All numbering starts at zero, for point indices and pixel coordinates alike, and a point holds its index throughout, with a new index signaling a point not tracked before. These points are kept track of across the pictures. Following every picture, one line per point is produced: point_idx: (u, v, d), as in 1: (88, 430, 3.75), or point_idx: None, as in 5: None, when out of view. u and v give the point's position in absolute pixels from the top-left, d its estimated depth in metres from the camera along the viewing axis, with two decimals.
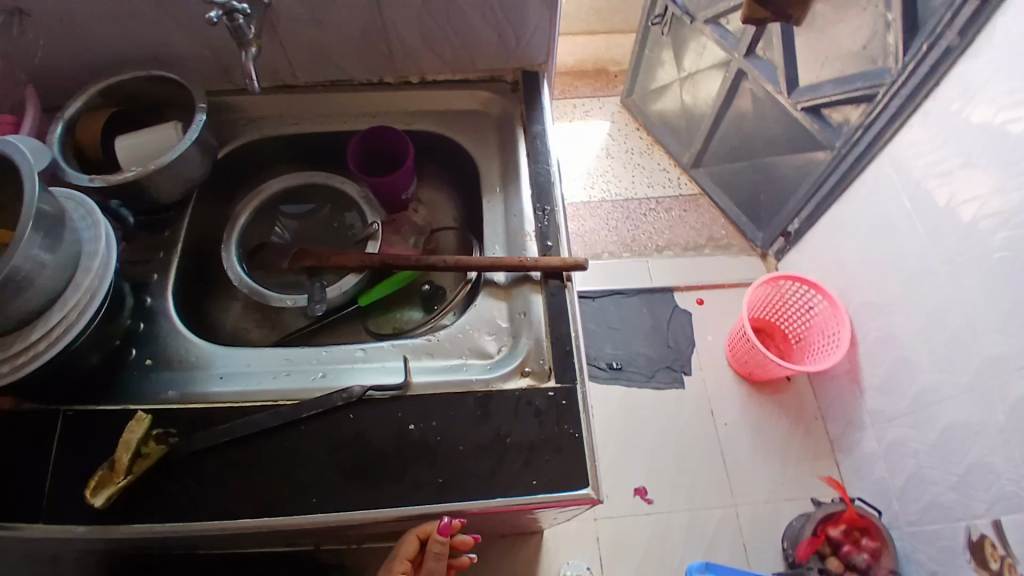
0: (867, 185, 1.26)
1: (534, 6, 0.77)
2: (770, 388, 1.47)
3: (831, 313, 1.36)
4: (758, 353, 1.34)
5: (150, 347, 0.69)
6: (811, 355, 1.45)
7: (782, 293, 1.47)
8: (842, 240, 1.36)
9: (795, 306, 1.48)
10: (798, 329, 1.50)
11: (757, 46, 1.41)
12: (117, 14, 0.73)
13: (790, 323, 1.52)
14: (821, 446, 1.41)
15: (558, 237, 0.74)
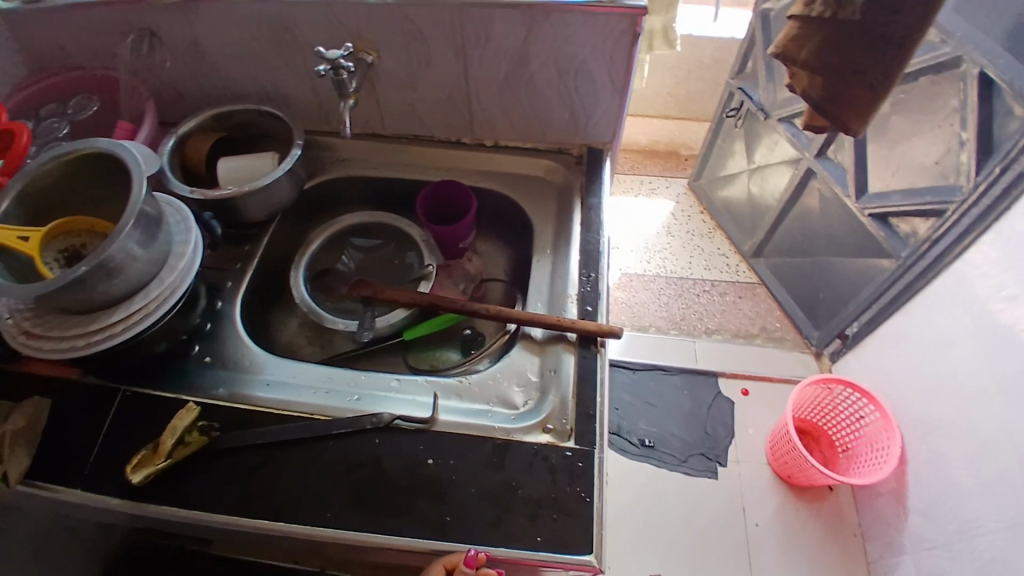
0: (929, 298, 1.23)
1: (605, 91, 0.84)
2: (809, 495, 1.40)
3: (883, 426, 1.30)
4: (802, 457, 1.29)
5: (211, 346, 0.76)
6: (858, 468, 1.37)
7: (833, 398, 1.42)
8: (900, 350, 1.31)
9: (846, 414, 1.42)
10: (846, 438, 1.43)
11: (827, 148, 1.43)
12: (245, 56, 0.85)
13: (839, 430, 1.45)
14: (858, 568, 1.32)
15: (599, 303, 0.77)
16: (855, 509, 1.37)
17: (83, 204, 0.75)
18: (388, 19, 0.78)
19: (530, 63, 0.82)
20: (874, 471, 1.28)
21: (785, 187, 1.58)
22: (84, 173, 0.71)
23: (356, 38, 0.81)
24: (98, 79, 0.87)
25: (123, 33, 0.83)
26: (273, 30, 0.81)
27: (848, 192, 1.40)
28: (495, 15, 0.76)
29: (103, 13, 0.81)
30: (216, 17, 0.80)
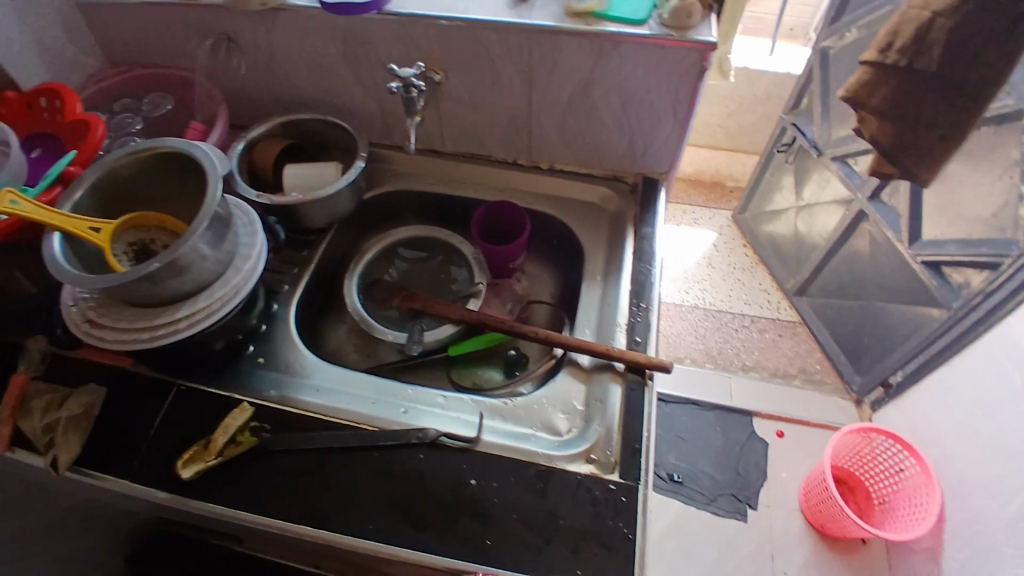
0: (980, 352, 1.19)
1: (667, 123, 0.84)
2: (843, 546, 1.35)
3: (925, 482, 1.25)
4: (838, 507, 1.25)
5: (265, 347, 0.78)
6: (894, 522, 1.32)
7: (873, 448, 1.38)
8: (949, 404, 1.27)
9: (885, 465, 1.37)
10: (884, 491, 1.39)
11: (882, 192, 1.41)
12: (317, 68, 0.87)
13: (876, 482, 1.41)
14: None
15: (649, 335, 0.77)
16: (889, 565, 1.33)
17: (151, 198, 0.77)
18: (460, 42, 0.80)
19: (594, 92, 0.83)
20: (913, 527, 1.24)
21: (835, 228, 1.56)
22: (161, 173, 0.74)
23: (427, 57, 0.83)
24: (174, 79, 0.90)
25: (203, 38, 0.86)
26: (347, 44, 0.83)
27: (900, 237, 1.37)
28: (565, 43, 0.77)
29: (187, 18, 0.84)
30: (293, 29, 0.82)
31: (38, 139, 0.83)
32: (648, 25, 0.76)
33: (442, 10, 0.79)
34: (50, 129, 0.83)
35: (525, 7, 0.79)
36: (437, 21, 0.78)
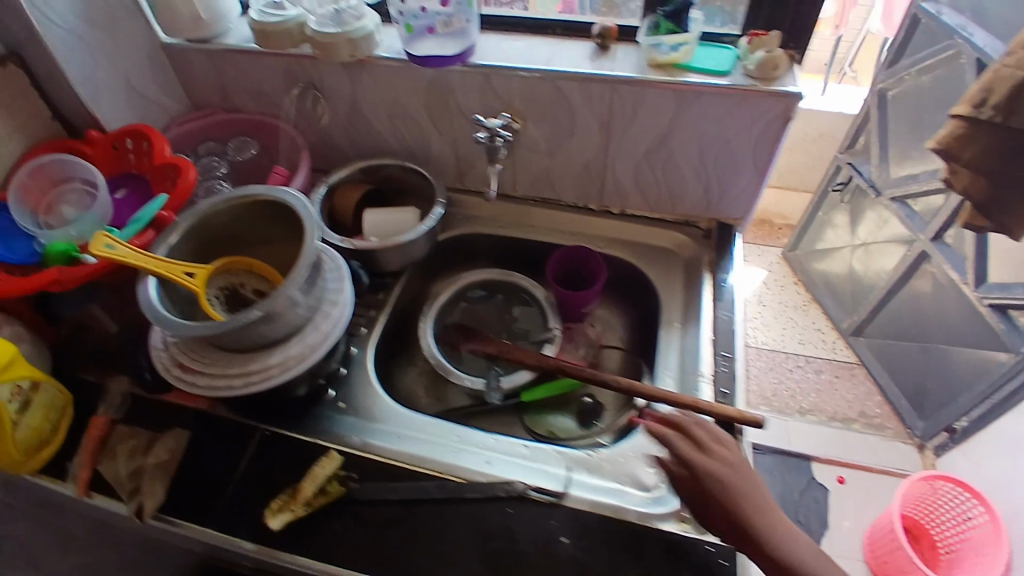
0: None
1: (746, 170, 0.84)
2: None
3: (994, 531, 1.19)
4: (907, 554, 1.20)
5: (344, 392, 0.78)
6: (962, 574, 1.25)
7: (936, 494, 1.31)
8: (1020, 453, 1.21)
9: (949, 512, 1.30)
10: (950, 539, 1.31)
11: (945, 233, 1.36)
12: (397, 115, 0.90)
13: (941, 529, 1.33)
14: None
15: (735, 386, 0.75)
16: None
17: (242, 240, 0.77)
18: (541, 92, 0.81)
19: (673, 140, 0.83)
20: None
21: (896, 267, 1.51)
22: (250, 218, 0.75)
23: (507, 106, 0.85)
24: (257, 123, 0.92)
25: (289, 85, 0.89)
26: (431, 93, 0.86)
27: (965, 279, 1.31)
28: (647, 93, 0.78)
29: (275, 66, 0.87)
30: (380, 79, 0.85)
31: (122, 179, 0.84)
32: (733, 76, 0.77)
33: (526, 62, 0.80)
34: (137, 171, 0.84)
35: (606, 59, 0.80)
36: (521, 72, 0.80)
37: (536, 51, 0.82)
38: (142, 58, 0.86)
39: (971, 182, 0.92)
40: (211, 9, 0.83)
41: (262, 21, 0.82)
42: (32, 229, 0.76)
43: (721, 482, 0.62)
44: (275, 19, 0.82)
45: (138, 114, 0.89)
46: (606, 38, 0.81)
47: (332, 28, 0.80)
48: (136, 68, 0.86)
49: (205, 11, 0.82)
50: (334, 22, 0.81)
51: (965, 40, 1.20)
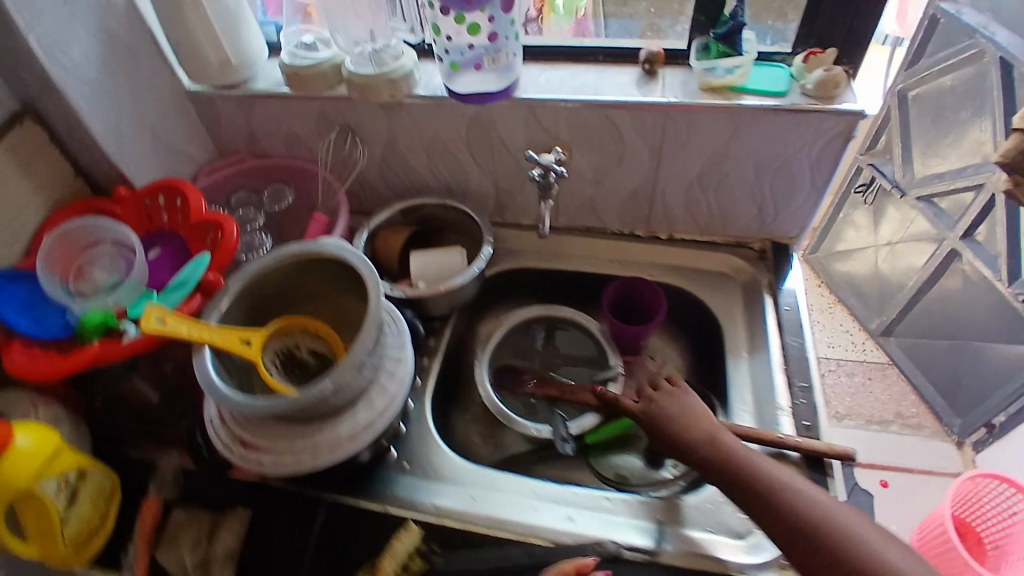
0: None
1: (803, 190, 0.81)
2: None
3: None
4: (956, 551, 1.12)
5: (408, 450, 0.75)
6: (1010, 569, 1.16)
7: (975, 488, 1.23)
8: None
9: (991, 507, 1.22)
10: (996, 535, 1.22)
11: (976, 230, 1.33)
12: (435, 152, 0.86)
13: (985, 526, 1.24)
14: None
15: (817, 418, 0.73)
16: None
17: (291, 299, 0.73)
18: (590, 123, 0.79)
19: (727, 164, 0.80)
20: None
21: (925, 266, 1.48)
22: (300, 276, 0.71)
23: (553, 138, 0.81)
24: (292, 168, 0.89)
25: (325, 129, 0.86)
26: (472, 129, 0.82)
27: (999, 276, 1.28)
28: (703, 118, 0.75)
29: (310, 110, 0.84)
30: (420, 117, 0.82)
31: (154, 239, 0.80)
32: (791, 95, 0.74)
33: (573, 93, 0.78)
34: (170, 230, 0.80)
35: (654, 84, 0.78)
36: (569, 103, 0.77)
37: (582, 81, 0.79)
38: (169, 108, 0.82)
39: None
40: (240, 53, 0.78)
41: (295, 65, 0.79)
42: (64, 300, 0.70)
43: (722, 450, 0.64)
44: (308, 62, 0.79)
45: (164, 166, 0.84)
46: (654, 63, 0.79)
47: (370, 69, 0.78)
48: (163, 119, 0.82)
49: (235, 57, 0.78)
50: (372, 61, 0.78)
51: (987, 39, 1.19)
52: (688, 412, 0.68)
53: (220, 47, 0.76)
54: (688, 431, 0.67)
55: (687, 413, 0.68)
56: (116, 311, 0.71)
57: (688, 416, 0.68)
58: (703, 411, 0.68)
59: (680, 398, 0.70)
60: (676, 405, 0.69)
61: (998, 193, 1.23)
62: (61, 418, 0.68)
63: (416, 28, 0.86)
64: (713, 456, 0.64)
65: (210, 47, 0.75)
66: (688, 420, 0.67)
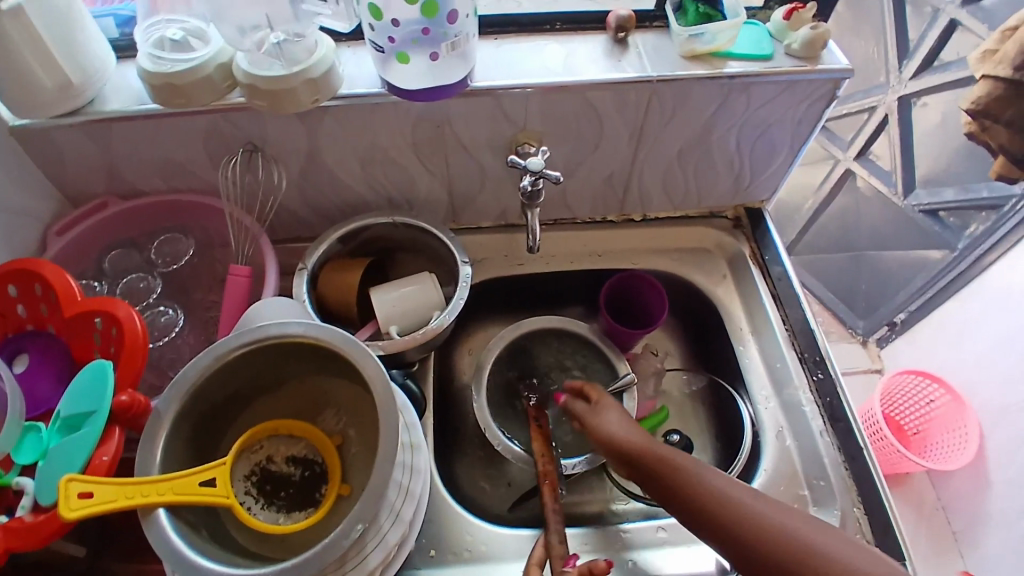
0: (986, 288, 1.28)
1: (782, 154, 0.77)
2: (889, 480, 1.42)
3: (954, 407, 1.31)
4: (895, 451, 1.30)
5: (429, 534, 0.63)
6: (932, 451, 1.37)
7: (893, 388, 1.40)
8: (961, 337, 1.35)
9: (908, 401, 1.40)
10: (914, 422, 1.41)
11: (870, 149, 1.40)
12: (371, 160, 0.69)
13: (903, 416, 1.43)
14: (943, 540, 1.35)
15: (838, 393, 0.71)
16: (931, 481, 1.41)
17: (244, 396, 0.55)
18: (564, 106, 0.66)
19: (712, 137, 0.73)
20: (954, 458, 1.30)
21: (823, 182, 1.51)
22: (251, 365, 0.53)
23: (520, 130, 0.68)
24: (189, 206, 0.68)
25: (224, 153, 0.66)
26: (421, 131, 0.66)
27: (896, 190, 1.39)
28: (691, 90, 0.66)
29: (196, 128, 0.63)
30: (352, 123, 0.64)
31: (13, 344, 0.58)
32: (777, 58, 0.67)
33: (539, 75, 0.64)
34: (33, 326, 0.58)
35: (628, 54, 0.67)
36: (534, 88, 0.63)
37: (548, 57, 0.67)
38: None
39: (1004, 137, 0.87)
40: (82, 68, 0.57)
41: (162, 72, 0.57)
42: None
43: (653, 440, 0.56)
44: (183, 66, 0.57)
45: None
46: (626, 30, 0.68)
47: (279, 69, 0.58)
48: None
49: (75, 73, 0.57)
50: (280, 59, 0.58)
51: None
52: (610, 430, 0.59)
53: (53, 64, 0.55)
54: (615, 452, 0.57)
55: (611, 431, 0.59)
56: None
57: (610, 434, 0.58)
58: (625, 424, 0.59)
59: (595, 421, 0.60)
60: (594, 428, 0.60)
61: (892, 113, 1.30)
62: None
63: (349, 11, 0.63)
64: (658, 488, 0.52)
65: (42, 68, 0.55)
66: (616, 434, 0.58)
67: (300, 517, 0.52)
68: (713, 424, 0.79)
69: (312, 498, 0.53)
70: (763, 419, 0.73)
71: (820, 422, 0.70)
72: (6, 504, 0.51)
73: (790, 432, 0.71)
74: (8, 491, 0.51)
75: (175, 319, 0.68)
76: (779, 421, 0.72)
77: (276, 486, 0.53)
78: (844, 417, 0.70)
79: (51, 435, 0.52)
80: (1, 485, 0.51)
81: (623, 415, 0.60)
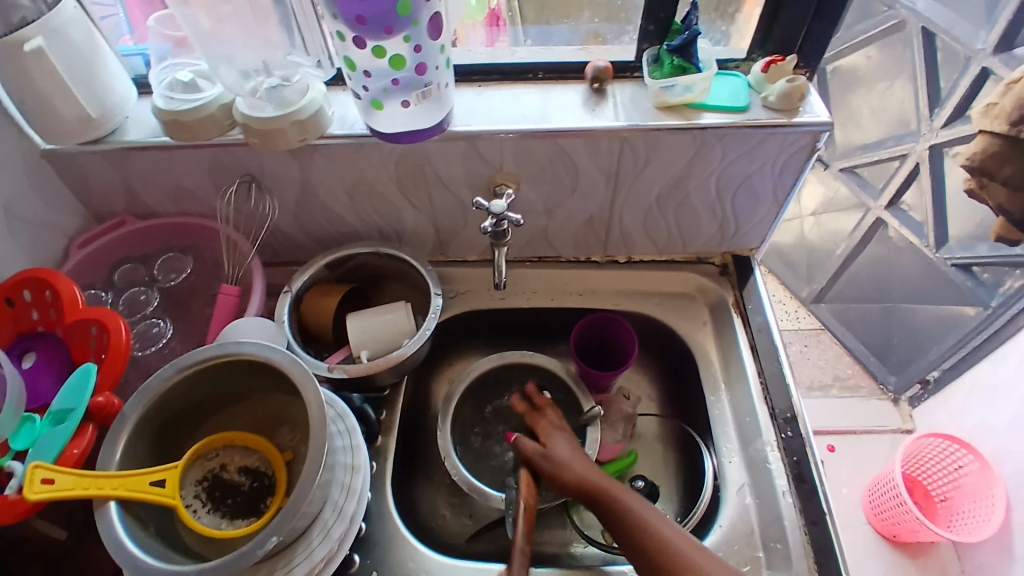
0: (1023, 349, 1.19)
1: (765, 206, 0.76)
2: (912, 548, 1.34)
3: (984, 476, 1.21)
4: (913, 518, 1.23)
5: (374, 555, 0.65)
6: (958, 521, 1.27)
7: (920, 450, 1.32)
8: (990, 398, 1.25)
9: (938, 465, 1.31)
10: (943, 488, 1.31)
11: (902, 198, 1.36)
12: (357, 194, 0.74)
13: (933, 480, 1.33)
14: None
15: (806, 452, 0.69)
16: (960, 557, 1.30)
17: (207, 407, 0.61)
18: (539, 151, 0.69)
19: (690, 185, 0.73)
20: (979, 531, 1.20)
21: (854, 231, 1.48)
22: (215, 379, 0.59)
23: (496, 171, 0.71)
24: (193, 228, 0.76)
25: (224, 182, 0.72)
26: (403, 169, 0.70)
27: (926, 242, 1.32)
28: (665, 140, 0.68)
29: (201, 159, 0.69)
30: (336, 159, 0.69)
31: (25, 343, 0.65)
32: (753, 110, 0.67)
33: (517, 121, 0.67)
34: (43, 328, 0.65)
35: (605, 104, 0.69)
36: (515, 134, 0.66)
37: (527, 105, 0.70)
38: (23, 177, 0.67)
39: None
40: (101, 104, 0.65)
41: (172, 109, 0.64)
42: None
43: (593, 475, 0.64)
44: (190, 104, 0.64)
45: (24, 247, 0.69)
46: (603, 81, 0.70)
47: (271, 111, 0.64)
48: (16, 190, 0.67)
49: (95, 109, 0.65)
50: (272, 102, 0.64)
51: (908, 9, 1.22)
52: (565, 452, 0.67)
53: (74, 100, 0.63)
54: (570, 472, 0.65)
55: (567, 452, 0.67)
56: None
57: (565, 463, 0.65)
58: (574, 454, 0.66)
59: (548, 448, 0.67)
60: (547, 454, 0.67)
61: (923, 161, 1.27)
62: None
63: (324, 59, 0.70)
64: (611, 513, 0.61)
65: (66, 104, 0.63)
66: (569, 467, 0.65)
67: (241, 524, 0.56)
68: (681, 471, 0.78)
69: (256, 508, 0.58)
70: (726, 473, 0.72)
71: (784, 482, 0.68)
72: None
73: (751, 490, 0.70)
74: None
75: (164, 331, 0.74)
76: (742, 477, 0.71)
77: (224, 493, 0.57)
78: (810, 478, 0.68)
79: (43, 426, 0.56)
80: None
81: (573, 448, 0.67)
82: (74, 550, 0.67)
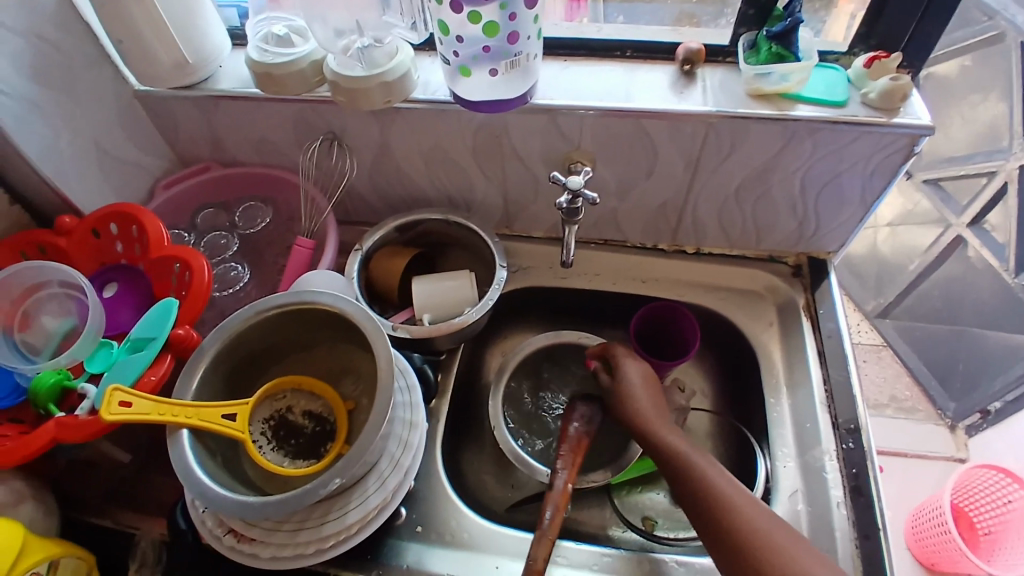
0: None
1: (849, 209, 0.73)
2: None
3: None
4: (956, 548, 1.18)
5: (420, 511, 0.67)
6: (1003, 557, 1.20)
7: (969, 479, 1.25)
8: None
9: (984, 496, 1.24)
10: (989, 520, 1.24)
11: (986, 217, 1.29)
12: (433, 161, 0.75)
13: (977, 511, 1.26)
14: None
15: (866, 465, 0.67)
16: None
17: (278, 351, 0.64)
18: (618, 132, 0.68)
19: (773, 178, 0.71)
20: None
21: (930, 246, 1.40)
22: (289, 325, 0.62)
23: (573, 148, 0.70)
24: (273, 180, 0.79)
25: (307, 137, 0.75)
26: (480, 139, 0.71)
27: (1006, 266, 1.24)
28: (752, 129, 0.65)
29: (286, 113, 0.71)
30: (417, 124, 0.70)
31: (108, 273, 0.69)
32: (851, 105, 0.65)
33: (601, 98, 0.67)
34: (126, 261, 0.69)
35: (693, 87, 0.67)
36: (596, 111, 0.65)
37: (613, 82, 0.69)
38: (114, 116, 0.71)
39: None
40: (197, 51, 0.68)
41: (265, 62, 0.66)
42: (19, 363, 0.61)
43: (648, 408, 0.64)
44: (284, 58, 0.66)
45: (112, 184, 0.73)
46: (693, 63, 0.69)
47: (360, 71, 0.64)
48: (109, 128, 0.70)
49: (191, 55, 0.67)
50: (362, 62, 0.65)
51: (1008, 21, 1.14)
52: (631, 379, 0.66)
53: (171, 46, 0.65)
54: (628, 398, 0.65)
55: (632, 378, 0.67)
56: (72, 367, 0.60)
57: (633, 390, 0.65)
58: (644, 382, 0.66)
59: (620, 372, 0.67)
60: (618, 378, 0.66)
61: (1012, 181, 1.19)
62: (24, 492, 0.59)
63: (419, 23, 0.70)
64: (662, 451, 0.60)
65: (163, 49, 0.65)
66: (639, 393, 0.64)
67: (302, 465, 0.59)
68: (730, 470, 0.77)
69: (316, 451, 0.60)
70: (778, 478, 0.70)
71: (840, 494, 0.66)
72: (70, 403, 0.59)
73: (804, 497, 0.68)
74: (72, 394, 0.59)
75: (241, 275, 0.77)
76: (795, 483, 0.69)
77: (288, 434, 0.60)
78: (867, 492, 0.66)
79: (120, 352, 0.60)
80: (69, 387, 0.58)
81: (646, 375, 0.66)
82: (141, 473, 0.72)
